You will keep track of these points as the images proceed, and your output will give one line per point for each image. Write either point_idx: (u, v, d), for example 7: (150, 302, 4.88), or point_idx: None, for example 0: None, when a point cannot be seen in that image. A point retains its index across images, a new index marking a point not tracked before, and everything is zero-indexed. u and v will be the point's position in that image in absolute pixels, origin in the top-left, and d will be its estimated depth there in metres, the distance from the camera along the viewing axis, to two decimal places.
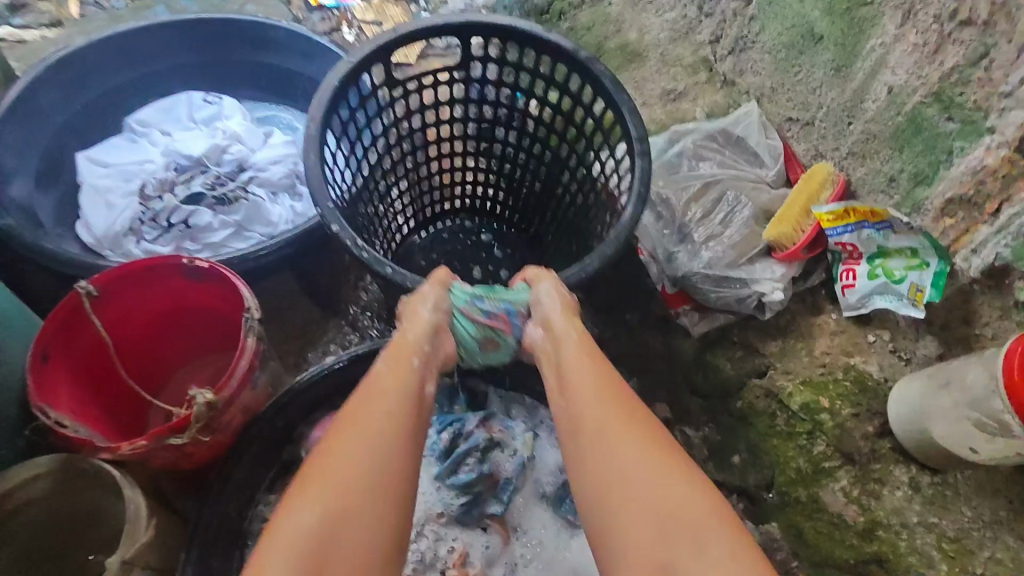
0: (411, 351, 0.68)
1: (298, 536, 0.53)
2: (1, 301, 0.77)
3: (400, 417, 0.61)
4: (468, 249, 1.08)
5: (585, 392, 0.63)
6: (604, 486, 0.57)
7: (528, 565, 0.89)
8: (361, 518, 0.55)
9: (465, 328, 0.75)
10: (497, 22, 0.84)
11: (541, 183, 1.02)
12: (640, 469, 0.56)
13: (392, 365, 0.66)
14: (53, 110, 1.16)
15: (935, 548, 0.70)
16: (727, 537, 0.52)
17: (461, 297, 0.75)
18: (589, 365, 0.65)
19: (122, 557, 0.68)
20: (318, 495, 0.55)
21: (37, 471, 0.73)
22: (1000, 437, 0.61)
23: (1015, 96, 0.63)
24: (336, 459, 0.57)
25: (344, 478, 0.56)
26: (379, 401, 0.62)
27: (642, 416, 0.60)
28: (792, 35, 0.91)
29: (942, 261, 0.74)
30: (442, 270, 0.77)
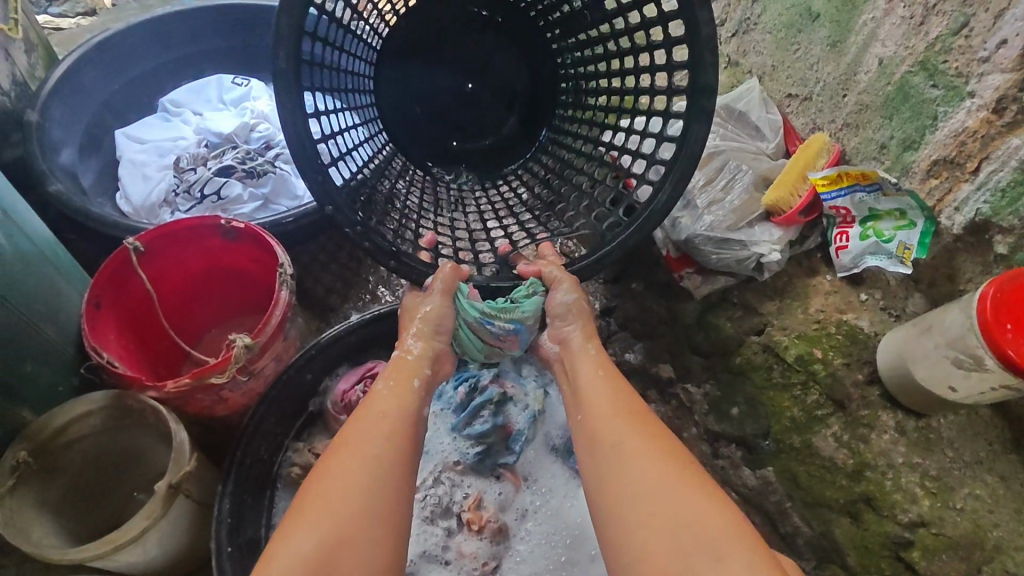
0: (413, 370, 0.76)
1: (302, 552, 0.57)
2: (60, 255, 0.84)
3: (396, 443, 0.67)
4: (458, 107, 0.96)
5: (594, 400, 0.71)
6: (611, 477, 0.62)
7: (538, 511, 0.95)
8: (360, 537, 0.59)
9: (471, 337, 0.83)
10: None
11: (563, 32, 0.92)
12: (648, 481, 0.60)
13: (402, 384, 0.74)
14: (94, 88, 1.23)
15: (919, 485, 0.75)
16: (736, 546, 0.54)
17: (471, 313, 0.81)
18: (598, 378, 0.73)
19: (169, 482, 0.74)
20: (331, 496, 0.61)
21: (91, 407, 0.78)
22: (975, 372, 0.67)
23: (992, 60, 0.70)
24: (342, 477, 0.62)
25: (348, 497, 0.61)
26: (389, 415, 0.69)
27: (646, 418, 0.67)
28: (791, 15, 0.97)
29: (929, 221, 0.79)
30: (450, 279, 0.80)
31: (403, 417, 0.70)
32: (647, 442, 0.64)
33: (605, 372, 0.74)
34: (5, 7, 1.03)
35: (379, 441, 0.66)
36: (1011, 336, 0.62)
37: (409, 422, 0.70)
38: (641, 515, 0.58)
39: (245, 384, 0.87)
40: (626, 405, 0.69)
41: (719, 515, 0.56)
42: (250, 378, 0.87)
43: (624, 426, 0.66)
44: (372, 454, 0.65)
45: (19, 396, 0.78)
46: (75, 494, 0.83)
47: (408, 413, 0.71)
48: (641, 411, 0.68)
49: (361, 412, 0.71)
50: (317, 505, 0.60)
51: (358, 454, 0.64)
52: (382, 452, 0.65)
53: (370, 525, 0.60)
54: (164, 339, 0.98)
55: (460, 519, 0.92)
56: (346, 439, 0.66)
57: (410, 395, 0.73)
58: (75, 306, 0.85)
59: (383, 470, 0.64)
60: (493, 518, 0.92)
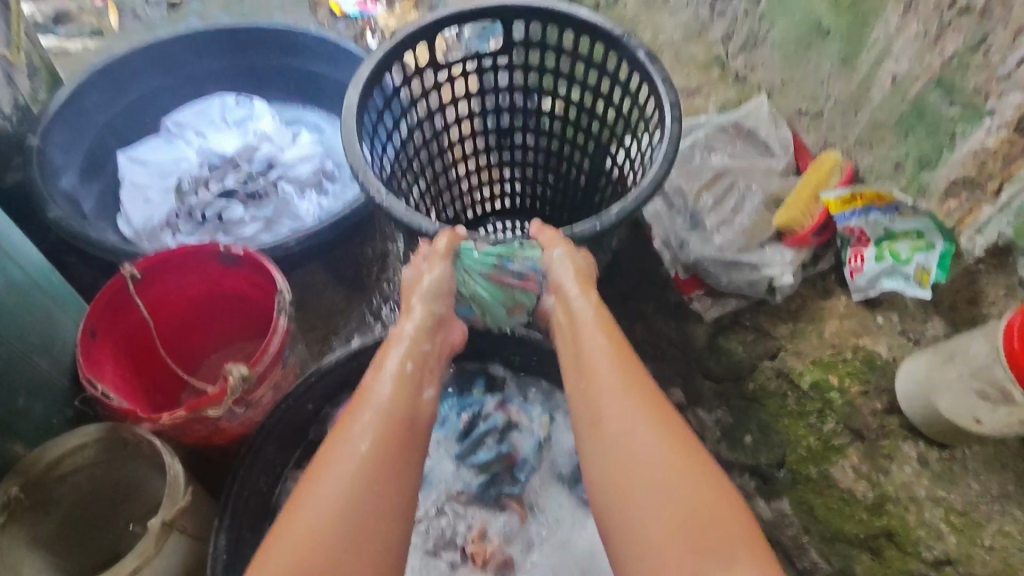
0: (410, 353, 0.68)
1: None
2: (56, 285, 0.83)
3: (386, 446, 0.60)
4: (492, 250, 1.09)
5: (599, 380, 0.63)
6: (618, 474, 0.57)
7: (544, 543, 0.91)
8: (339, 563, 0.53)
9: (487, 287, 0.78)
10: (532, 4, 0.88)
11: (577, 188, 1.06)
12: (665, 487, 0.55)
13: (390, 383, 0.65)
14: (96, 111, 1.22)
15: (943, 521, 0.72)
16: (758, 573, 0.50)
17: (482, 259, 0.77)
18: (604, 350, 0.66)
19: (162, 518, 0.72)
20: (306, 522, 0.54)
21: (85, 439, 0.77)
22: (1004, 406, 0.65)
23: (1012, 79, 0.68)
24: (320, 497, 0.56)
25: (324, 520, 0.54)
26: (371, 423, 0.61)
27: (654, 401, 0.61)
28: (800, 30, 0.95)
29: (947, 242, 0.77)
30: (451, 235, 0.75)
31: (390, 420, 0.62)
32: (657, 437, 0.58)
33: (611, 342, 0.67)
34: (7, 31, 1.03)
35: (359, 459, 0.58)
36: None
37: (399, 424, 0.62)
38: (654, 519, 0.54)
39: (243, 414, 0.85)
40: (636, 386, 0.62)
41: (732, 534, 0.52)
42: (248, 407, 0.85)
43: (633, 415, 0.60)
44: (353, 473, 0.57)
45: (12, 429, 0.76)
46: (69, 528, 0.81)
47: (392, 415, 0.62)
48: (649, 392, 0.62)
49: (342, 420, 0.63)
50: (291, 542, 0.53)
51: (335, 481, 0.57)
52: (361, 472, 0.57)
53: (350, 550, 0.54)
54: (162, 368, 0.96)
55: (463, 552, 0.89)
56: (322, 460, 0.59)
57: (395, 388, 0.65)
58: (70, 336, 0.84)
59: (367, 493, 0.56)
60: (498, 550, 0.89)
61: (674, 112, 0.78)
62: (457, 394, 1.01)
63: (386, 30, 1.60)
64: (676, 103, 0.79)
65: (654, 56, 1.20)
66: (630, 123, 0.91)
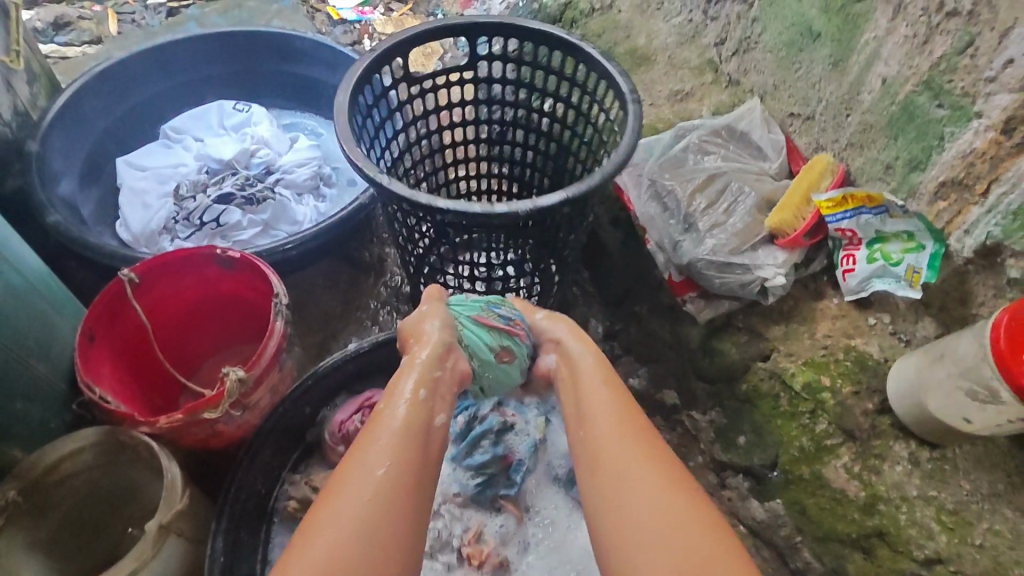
0: (423, 376, 0.66)
1: None
2: (54, 289, 0.84)
3: (407, 473, 0.58)
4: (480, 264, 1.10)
5: (603, 432, 0.63)
6: (624, 529, 0.56)
7: (539, 544, 0.92)
8: None
9: (479, 335, 0.76)
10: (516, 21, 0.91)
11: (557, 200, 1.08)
12: (671, 530, 0.54)
13: (403, 406, 0.63)
14: (95, 116, 1.23)
15: (934, 520, 0.72)
16: None
17: (473, 307, 0.78)
18: (610, 401, 0.65)
19: (159, 521, 0.73)
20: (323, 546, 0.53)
21: (82, 443, 0.77)
22: (992, 405, 0.64)
23: (998, 80, 0.68)
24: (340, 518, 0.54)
25: (343, 543, 0.53)
26: (385, 446, 0.59)
27: (661, 455, 0.60)
28: (792, 34, 0.96)
29: (937, 243, 0.77)
30: (437, 290, 0.80)
31: (405, 445, 0.60)
32: (669, 492, 0.57)
33: (613, 392, 0.66)
34: (6, 39, 1.03)
35: (374, 485, 0.56)
36: None
37: (414, 448, 0.60)
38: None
39: (240, 417, 0.86)
40: (642, 439, 0.62)
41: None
42: (245, 410, 0.85)
43: (637, 466, 0.59)
44: (371, 498, 0.55)
45: (8, 434, 0.77)
46: (67, 532, 0.82)
47: (406, 441, 0.60)
48: (655, 446, 0.61)
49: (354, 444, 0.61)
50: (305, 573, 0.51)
51: (350, 509, 0.55)
52: (377, 499, 0.56)
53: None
54: (159, 371, 0.97)
55: (458, 554, 0.89)
56: (333, 486, 0.57)
57: (407, 412, 0.63)
58: (68, 340, 0.85)
59: (383, 521, 0.55)
60: (493, 551, 0.89)
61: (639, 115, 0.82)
62: None
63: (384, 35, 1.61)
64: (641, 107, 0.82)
65: (648, 60, 1.21)
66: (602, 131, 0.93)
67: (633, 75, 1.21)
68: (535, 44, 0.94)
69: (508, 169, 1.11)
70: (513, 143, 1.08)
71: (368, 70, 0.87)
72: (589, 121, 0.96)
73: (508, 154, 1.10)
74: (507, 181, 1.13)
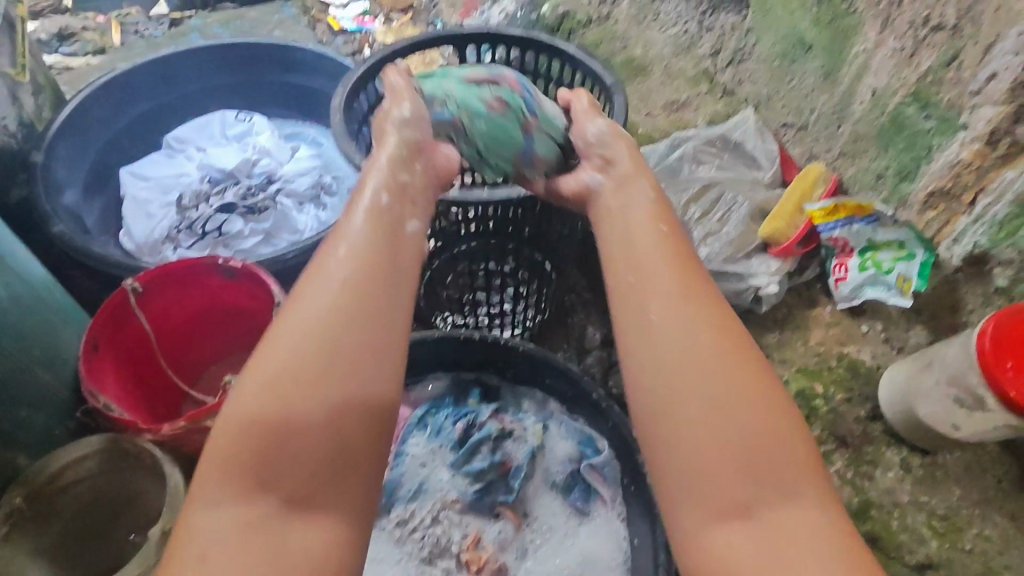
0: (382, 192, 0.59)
1: (229, 437, 0.45)
2: (59, 299, 0.86)
3: (360, 288, 0.50)
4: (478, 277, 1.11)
5: (645, 287, 0.52)
6: (671, 371, 0.48)
7: (538, 550, 0.93)
8: (304, 411, 0.45)
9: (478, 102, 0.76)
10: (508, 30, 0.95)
11: None
12: (728, 382, 0.46)
13: (364, 214, 0.56)
14: (99, 127, 1.25)
15: (926, 526, 0.73)
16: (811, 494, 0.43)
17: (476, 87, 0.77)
18: (657, 262, 0.53)
19: (161, 528, 0.74)
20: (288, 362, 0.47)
21: (88, 449, 0.79)
22: (978, 411, 0.66)
23: (983, 93, 0.70)
24: (288, 338, 0.48)
25: (290, 364, 0.46)
26: (339, 277, 0.51)
27: (713, 313, 0.50)
28: (784, 46, 0.97)
29: (928, 252, 0.79)
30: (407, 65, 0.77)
31: (359, 287, 0.51)
32: (727, 348, 0.48)
33: (663, 243, 0.55)
34: (13, 51, 1.06)
35: (323, 320, 0.48)
36: (1011, 375, 0.60)
37: (364, 284, 0.51)
38: (701, 450, 0.45)
39: None
40: (692, 294, 0.51)
41: (771, 447, 0.44)
42: None
43: (684, 326, 0.49)
44: (321, 319, 0.48)
45: (13, 441, 0.78)
46: (72, 539, 0.84)
47: (363, 274, 0.51)
48: (709, 305, 0.50)
49: (313, 256, 0.54)
50: (233, 418, 0.45)
51: (292, 347, 0.47)
52: (319, 333, 0.48)
53: (313, 402, 0.45)
54: (163, 379, 0.98)
55: (456, 561, 0.90)
56: (277, 319, 0.49)
57: (362, 244, 0.54)
58: (73, 349, 0.86)
59: (328, 358, 0.47)
60: (491, 557, 0.90)
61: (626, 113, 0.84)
62: (454, 404, 1.04)
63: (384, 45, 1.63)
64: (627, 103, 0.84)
65: (644, 69, 1.22)
66: None
67: (629, 85, 1.23)
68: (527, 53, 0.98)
69: None
70: None
71: (363, 75, 0.90)
72: None
73: None
74: None
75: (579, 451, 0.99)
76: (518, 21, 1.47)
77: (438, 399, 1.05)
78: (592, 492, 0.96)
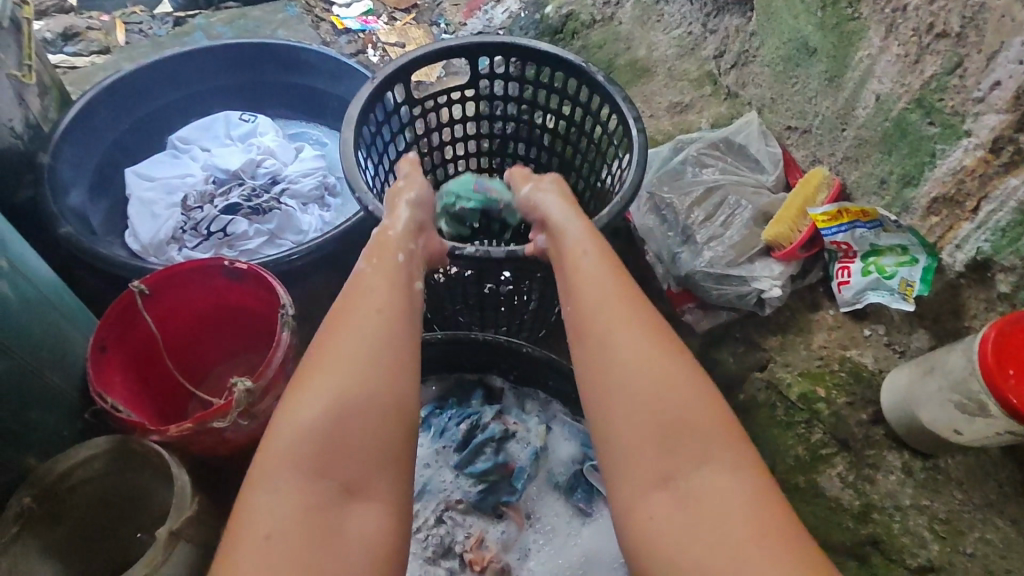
0: (396, 247, 0.71)
1: (302, 428, 0.53)
2: (67, 300, 0.86)
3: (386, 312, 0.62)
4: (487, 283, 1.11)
5: (591, 302, 0.62)
6: (609, 376, 0.57)
7: (541, 550, 0.93)
8: (360, 416, 0.54)
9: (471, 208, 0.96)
10: (516, 41, 0.93)
11: None
12: (642, 371, 0.56)
13: (376, 268, 0.68)
14: (105, 128, 1.26)
15: (927, 529, 0.74)
16: (737, 464, 0.52)
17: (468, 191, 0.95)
18: (600, 280, 0.63)
19: (169, 528, 0.75)
20: (330, 369, 0.56)
21: (95, 451, 0.80)
22: (980, 418, 0.66)
23: (986, 101, 0.70)
24: (331, 354, 0.57)
25: (346, 370, 0.56)
26: (375, 315, 0.61)
27: (644, 317, 0.60)
28: (788, 49, 0.97)
29: (930, 257, 0.79)
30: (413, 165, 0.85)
31: (390, 324, 0.60)
32: (654, 352, 0.57)
33: (606, 265, 0.65)
34: (19, 53, 1.06)
35: (368, 341, 0.58)
36: (1013, 382, 0.61)
37: (393, 320, 0.61)
38: (633, 431, 0.54)
39: (248, 426, 0.88)
40: (627, 305, 0.61)
41: (702, 428, 0.53)
42: (253, 419, 0.87)
43: (622, 331, 0.58)
44: (364, 342, 0.58)
45: (24, 442, 0.79)
46: (78, 538, 0.84)
47: (392, 318, 0.61)
48: (641, 313, 0.60)
49: (336, 308, 0.63)
50: (305, 426, 0.53)
51: (343, 362, 0.56)
52: (358, 351, 0.57)
53: (372, 409, 0.55)
54: (169, 380, 0.99)
55: (459, 561, 0.91)
56: (327, 343, 0.58)
57: (390, 293, 0.64)
58: (81, 349, 0.87)
59: (363, 370, 0.57)
60: (494, 557, 0.91)
61: (641, 134, 0.84)
62: (457, 405, 1.05)
63: (388, 44, 1.64)
64: (641, 124, 0.85)
65: (648, 71, 1.22)
66: (604, 147, 0.96)
67: (633, 87, 1.23)
68: (535, 64, 0.96)
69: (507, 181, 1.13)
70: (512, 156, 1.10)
71: (373, 94, 0.88)
72: (589, 136, 0.99)
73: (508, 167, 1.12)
74: None
75: (582, 452, 1.00)
76: (521, 22, 1.47)
77: (442, 401, 1.06)
78: (594, 493, 0.97)
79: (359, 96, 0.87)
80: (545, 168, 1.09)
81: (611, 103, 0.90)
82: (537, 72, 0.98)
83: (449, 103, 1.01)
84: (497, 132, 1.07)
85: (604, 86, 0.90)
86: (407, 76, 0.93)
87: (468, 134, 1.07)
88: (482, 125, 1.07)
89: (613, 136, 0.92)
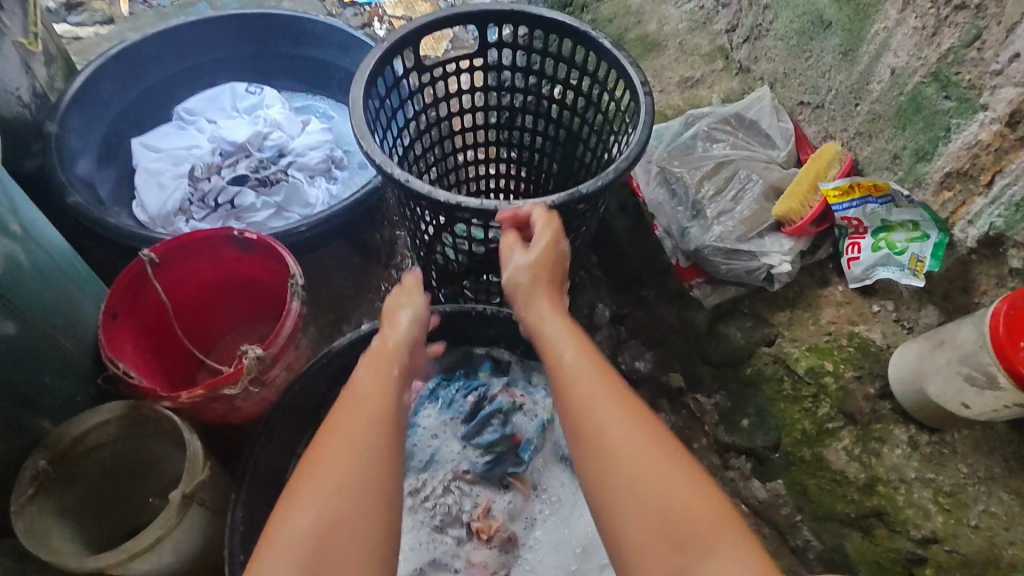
0: (393, 357, 0.71)
1: (296, 538, 0.53)
2: (78, 267, 0.87)
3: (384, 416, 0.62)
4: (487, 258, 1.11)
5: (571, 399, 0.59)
6: (605, 465, 0.55)
7: (547, 520, 0.95)
8: (349, 524, 0.54)
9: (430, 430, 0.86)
10: (526, 9, 0.93)
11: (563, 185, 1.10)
12: (642, 452, 0.54)
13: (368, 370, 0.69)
14: (111, 98, 1.25)
15: (932, 502, 0.75)
16: (737, 549, 0.50)
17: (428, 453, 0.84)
18: (581, 368, 0.61)
19: (182, 492, 0.77)
20: (319, 483, 0.55)
21: (109, 416, 0.81)
22: (989, 390, 0.66)
23: (1004, 74, 0.70)
24: (325, 462, 0.57)
25: (333, 475, 0.56)
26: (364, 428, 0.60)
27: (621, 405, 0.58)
28: (802, 23, 0.96)
29: (942, 233, 0.79)
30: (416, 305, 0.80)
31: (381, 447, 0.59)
32: (635, 428, 0.56)
33: (585, 353, 0.63)
34: (24, 20, 1.04)
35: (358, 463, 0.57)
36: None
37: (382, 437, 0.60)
38: (633, 522, 0.52)
39: (257, 394, 0.88)
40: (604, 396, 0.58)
41: (700, 515, 0.51)
42: (262, 387, 0.88)
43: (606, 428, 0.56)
44: (351, 452, 0.58)
45: (37, 406, 0.80)
46: (93, 502, 0.86)
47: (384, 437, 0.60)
48: (618, 400, 0.58)
49: (330, 417, 0.63)
50: (294, 538, 0.53)
51: (336, 469, 0.56)
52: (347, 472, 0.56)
53: (359, 527, 0.54)
54: (179, 349, 0.99)
55: (466, 530, 0.93)
56: (317, 455, 0.58)
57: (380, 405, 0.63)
58: (92, 316, 0.87)
59: (356, 492, 0.56)
60: (500, 527, 0.92)
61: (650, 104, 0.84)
62: (465, 377, 1.05)
63: (395, 17, 1.62)
64: (650, 93, 0.84)
65: (659, 45, 1.21)
66: (613, 119, 0.95)
67: (643, 61, 1.22)
68: (546, 33, 0.96)
69: (513, 155, 1.13)
70: (519, 130, 1.09)
71: (382, 59, 0.88)
72: (598, 108, 0.98)
73: (515, 140, 1.11)
74: (513, 167, 1.14)
75: None
76: None
77: (449, 373, 1.06)
78: None
79: (369, 61, 0.86)
80: (552, 142, 1.08)
81: (621, 73, 0.89)
82: (547, 42, 0.97)
83: (457, 73, 1.01)
84: (505, 104, 1.07)
85: (614, 55, 0.90)
86: (415, 44, 0.92)
87: (475, 106, 1.06)
88: (489, 96, 1.06)
89: (623, 107, 0.91)
